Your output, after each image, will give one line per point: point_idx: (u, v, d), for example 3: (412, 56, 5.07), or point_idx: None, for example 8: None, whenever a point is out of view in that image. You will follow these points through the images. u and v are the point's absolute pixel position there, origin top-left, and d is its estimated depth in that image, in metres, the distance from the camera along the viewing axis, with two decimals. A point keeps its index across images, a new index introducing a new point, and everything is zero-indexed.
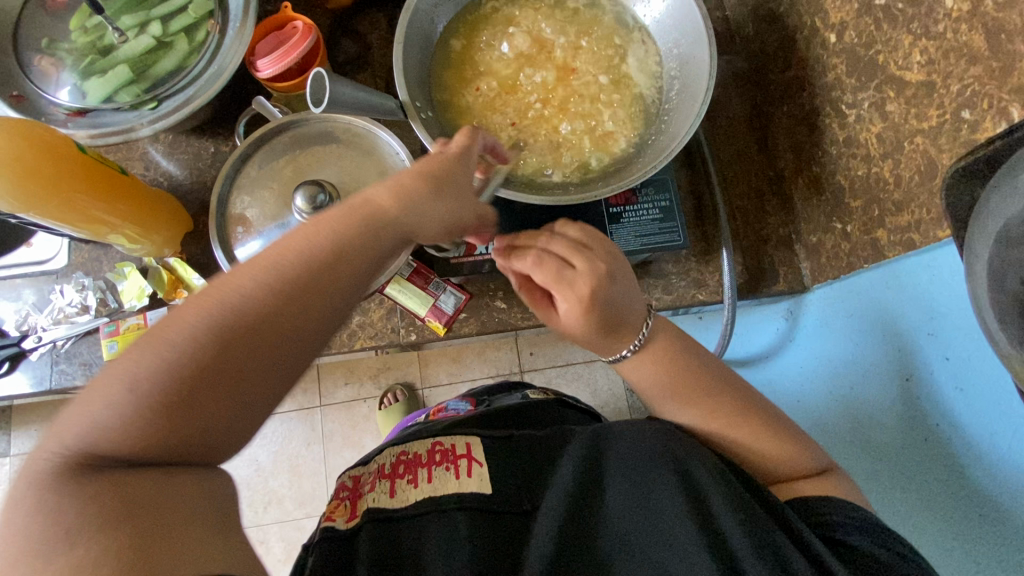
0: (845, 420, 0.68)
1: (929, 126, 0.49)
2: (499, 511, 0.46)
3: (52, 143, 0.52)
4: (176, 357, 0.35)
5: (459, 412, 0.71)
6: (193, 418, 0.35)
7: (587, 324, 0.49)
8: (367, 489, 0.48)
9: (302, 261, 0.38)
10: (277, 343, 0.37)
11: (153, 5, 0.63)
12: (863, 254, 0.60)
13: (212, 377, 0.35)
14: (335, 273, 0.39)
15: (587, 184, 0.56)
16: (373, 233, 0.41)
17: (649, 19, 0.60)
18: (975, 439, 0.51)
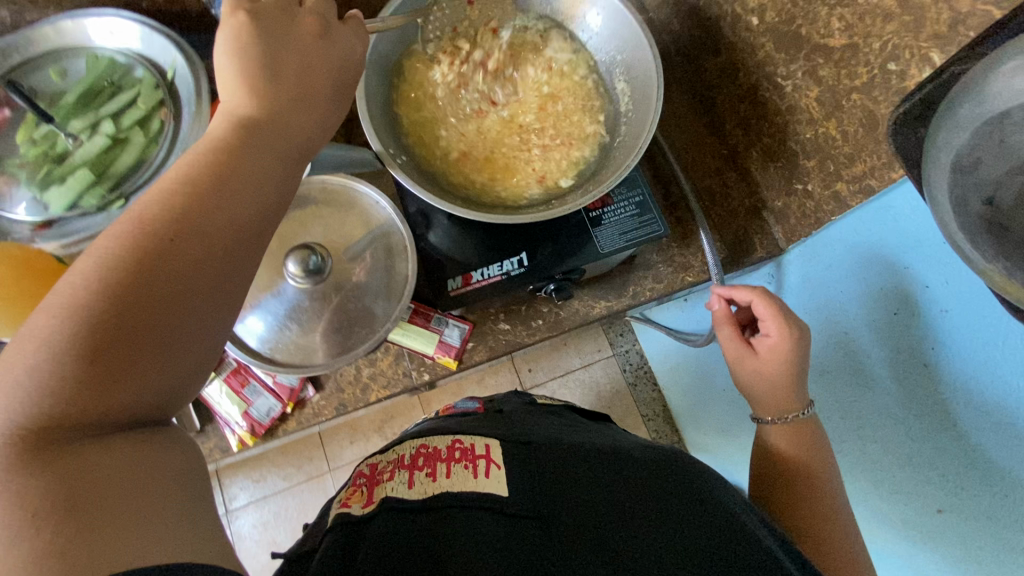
0: (852, 354, 0.71)
1: (862, 83, 0.54)
2: (518, 512, 0.42)
3: (28, 259, 0.50)
4: (92, 285, 0.32)
5: (468, 407, 0.73)
6: (128, 340, 0.32)
7: (776, 379, 0.63)
8: (385, 477, 0.47)
9: (207, 168, 0.36)
10: (202, 272, 0.34)
11: (101, 105, 0.63)
12: (829, 208, 0.63)
13: (150, 280, 0.32)
14: (247, 185, 0.37)
15: (584, 179, 0.60)
16: (265, 143, 0.39)
17: (588, 36, 0.64)
18: (970, 354, 0.55)
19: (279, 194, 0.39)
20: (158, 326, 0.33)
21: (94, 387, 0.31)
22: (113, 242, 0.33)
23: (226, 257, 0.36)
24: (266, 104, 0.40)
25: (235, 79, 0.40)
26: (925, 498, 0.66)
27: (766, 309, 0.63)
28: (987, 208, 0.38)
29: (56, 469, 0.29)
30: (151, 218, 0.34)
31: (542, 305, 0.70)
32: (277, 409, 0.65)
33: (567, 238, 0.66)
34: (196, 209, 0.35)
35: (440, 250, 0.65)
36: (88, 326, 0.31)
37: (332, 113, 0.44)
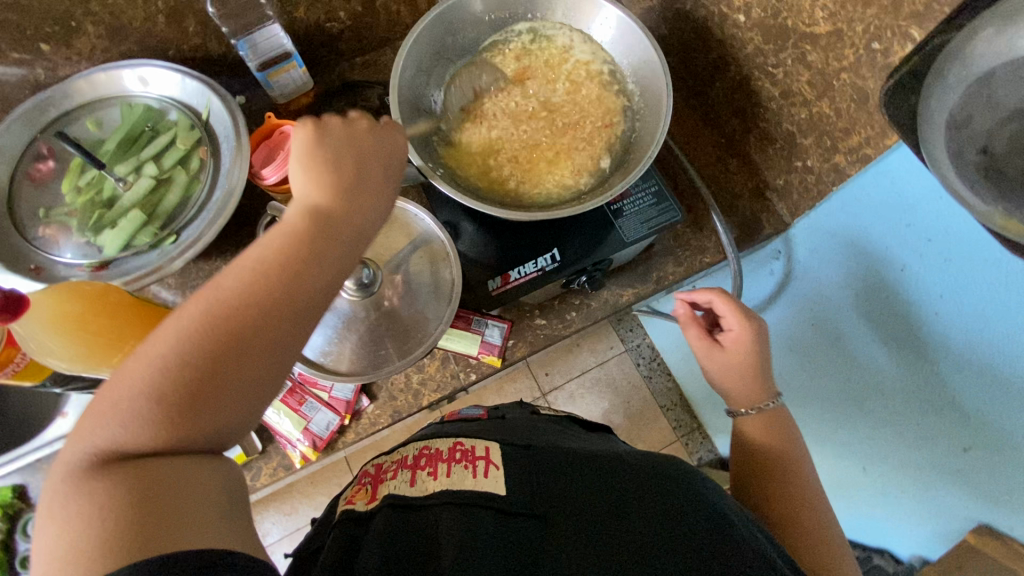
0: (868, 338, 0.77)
1: (849, 63, 0.60)
2: (514, 510, 0.45)
3: (103, 295, 0.52)
4: (184, 342, 0.36)
5: (473, 415, 0.76)
6: (201, 391, 0.36)
7: (739, 367, 0.68)
8: (390, 477, 0.51)
9: (281, 240, 0.41)
10: (272, 332, 0.38)
11: (141, 149, 0.67)
12: (830, 179, 0.69)
13: (228, 340, 0.37)
14: (316, 254, 0.41)
15: (617, 170, 0.65)
16: (339, 220, 0.43)
17: (600, 42, 0.68)
18: (978, 293, 0.60)
19: (341, 250, 0.43)
20: (230, 376, 0.37)
21: (175, 425, 0.35)
22: (202, 306, 0.37)
23: (287, 316, 0.39)
24: (332, 184, 0.44)
25: (300, 174, 0.45)
26: (950, 439, 0.70)
27: (727, 307, 0.69)
28: (982, 156, 0.43)
29: (125, 489, 0.32)
30: (232, 280, 0.38)
31: (574, 298, 0.75)
32: (336, 423, 0.67)
33: (593, 232, 0.70)
34: (274, 276, 0.39)
35: (474, 255, 0.70)
36: (176, 374, 0.35)
37: (380, 171, 0.48)
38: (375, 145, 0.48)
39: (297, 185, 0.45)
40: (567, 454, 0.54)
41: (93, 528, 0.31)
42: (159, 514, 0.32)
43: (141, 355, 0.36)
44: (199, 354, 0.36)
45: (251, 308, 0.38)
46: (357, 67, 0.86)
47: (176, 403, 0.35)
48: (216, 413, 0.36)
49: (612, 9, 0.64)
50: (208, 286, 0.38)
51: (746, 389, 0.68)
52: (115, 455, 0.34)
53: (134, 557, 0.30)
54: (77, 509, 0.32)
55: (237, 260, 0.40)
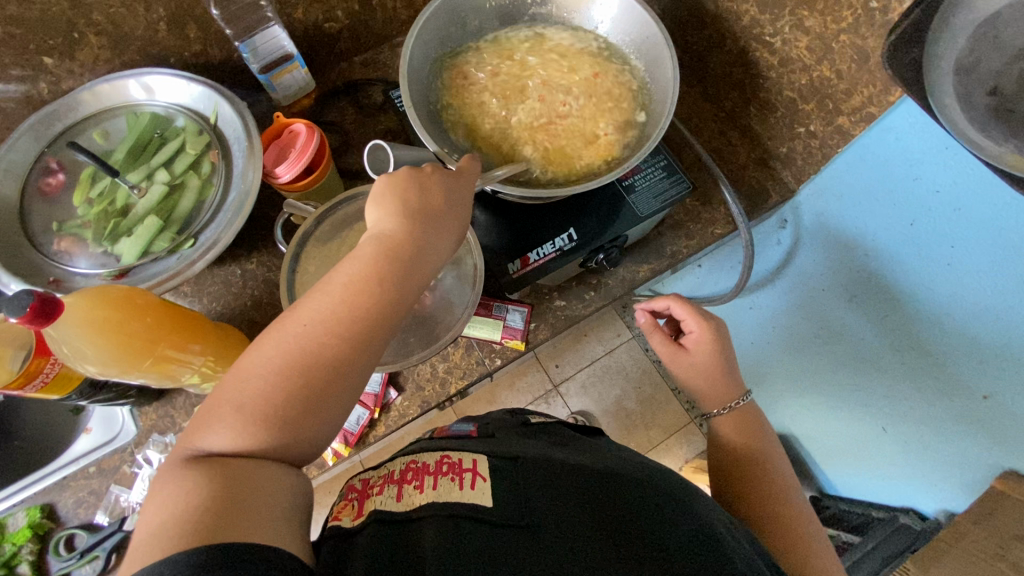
0: (875, 318, 0.81)
1: (848, 24, 0.61)
2: (500, 524, 0.45)
3: (131, 299, 0.51)
4: (285, 356, 0.41)
5: (464, 430, 0.74)
6: (298, 405, 0.40)
7: (703, 366, 0.73)
8: (374, 492, 0.50)
9: (360, 265, 0.44)
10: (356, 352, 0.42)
11: (151, 157, 0.66)
12: (834, 141, 0.70)
13: (320, 359, 0.41)
14: (394, 280, 0.45)
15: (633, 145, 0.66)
16: (408, 251, 0.46)
17: (602, 24, 0.70)
18: (985, 242, 0.61)
19: (406, 275, 0.45)
20: (312, 397, 0.41)
21: (266, 437, 0.39)
22: (300, 322, 0.42)
23: (368, 340, 0.43)
24: (401, 214, 0.47)
25: (375, 209, 0.47)
26: (963, 390, 0.72)
27: (684, 310, 0.74)
28: (992, 98, 0.45)
29: (211, 482, 0.36)
30: (321, 301, 0.43)
31: (591, 278, 0.75)
32: (366, 417, 0.67)
33: (606, 209, 0.71)
34: (361, 300, 0.43)
35: (495, 238, 0.70)
36: (269, 391, 0.40)
37: (439, 194, 0.49)
38: (442, 179, 0.50)
39: (368, 218, 0.48)
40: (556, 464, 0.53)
41: (180, 515, 0.34)
42: (234, 507, 0.35)
43: (238, 369, 0.41)
44: (298, 369, 0.41)
45: (342, 330, 0.42)
46: (357, 66, 0.86)
47: (267, 417, 0.39)
48: (305, 423, 0.40)
49: None
50: (294, 311, 0.42)
51: (714, 389, 0.73)
52: (212, 456, 0.38)
53: (204, 540, 0.33)
54: (164, 492, 0.36)
55: (318, 287, 0.43)
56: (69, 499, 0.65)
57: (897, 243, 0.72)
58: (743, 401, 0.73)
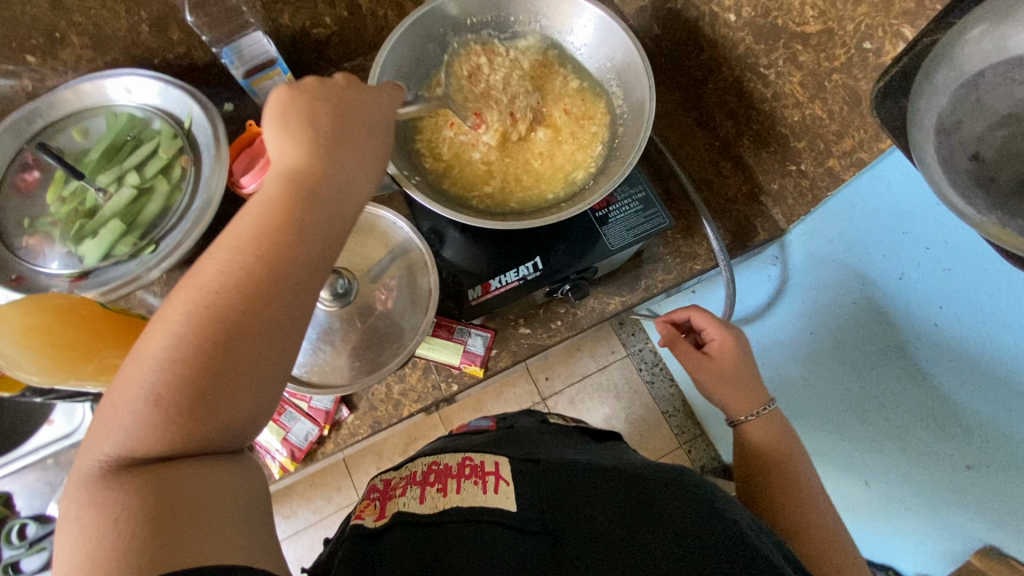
0: (869, 357, 0.75)
1: (841, 63, 0.57)
2: (524, 529, 0.44)
3: (71, 307, 0.53)
4: (189, 328, 0.36)
5: (482, 426, 0.77)
6: (221, 377, 0.36)
7: (733, 373, 0.69)
8: (397, 493, 0.50)
9: (262, 210, 0.39)
10: (277, 304, 0.38)
11: (124, 159, 0.67)
12: (824, 184, 0.66)
13: (232, 322, 0.37)
14: (312, 222, 0.40)
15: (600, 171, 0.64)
16: (323, 188, 0.41)
17: (578, 45, 0.68)
18: (977, 306, 0.57)
19: (328, 213, 0.41)
20: (228, 370, 0.36)
21: (188, 426, 0.35)
22: (197, 290, 0.37)
23: (290, 290, 0.39)
24: (310, 146, 0.42)
25: (276, 127, 0.43)
26: (948, 458, 0.68)
27: (705, 317, 0.72)
28: (974, 164, 0.40)
29: (144, 491, 0.34)
30: (221, 262, 0.38)
31: (559, 307, 0.73)
32: (315, 433, 0.67)
33: (577, 239, 0.69)
34: (269, 248, 0.38)
35: (460, 261, 0.68)
36: (175, 372, 0.35)
37: (361, 130, 0.45)
38: (362, 111, 0.47)
39: (271, 152, 0.43)
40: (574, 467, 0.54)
41: (113, 541, 0.32)
42: (179, 514, 0.33)
43: (136, 355, 0.36)
44: (208, 340, 0.36)
45: (250, 287, 0.37)
46: (345, 73, 0.85)
47: (181, 401, 0.35)
48: (235, 394, 0.37)
49: (594, 13, 0.63)
50: (195, 274, 0.38)
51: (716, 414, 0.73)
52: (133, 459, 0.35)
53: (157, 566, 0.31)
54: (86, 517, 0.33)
55: (214, 248, 0.38)
56: (25, 489, 0.68)
57: (896, 282, 0.66)
58: (768, 409, 0.68)
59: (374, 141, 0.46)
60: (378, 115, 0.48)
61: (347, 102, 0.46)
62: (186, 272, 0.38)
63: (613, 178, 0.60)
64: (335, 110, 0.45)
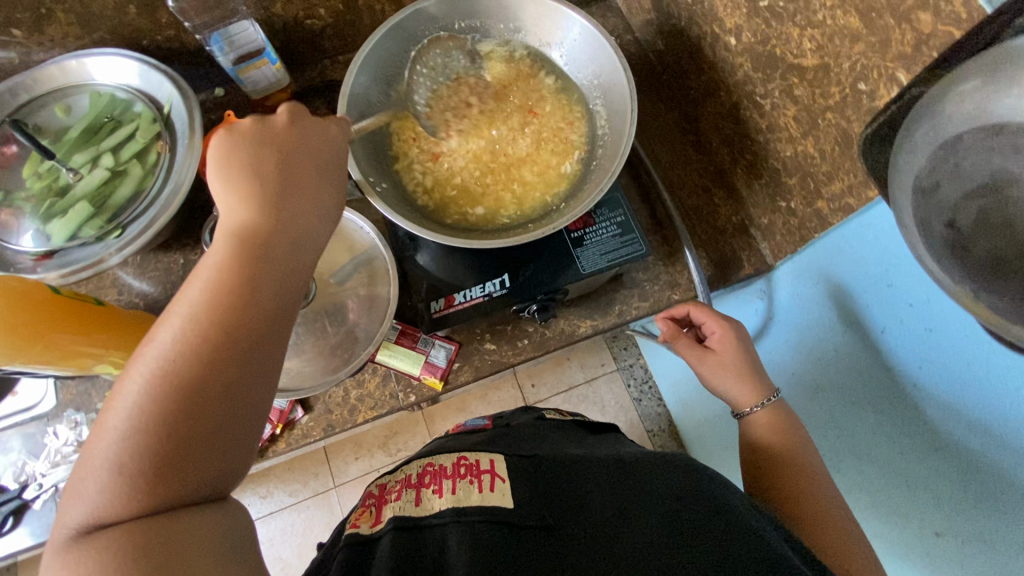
0: (845, 417, 0.72)
1: (835, 102, 0.54)
2: (520, 524, 0.43)
3: (27, 293, 0.54)
4: (148, 390, 0.35)
5: (478, 424, 0.73)
6: (191, 429, 0.35)
7: (736, 362, 0.64)
8: (393, 497, 0.47)
9: (214, 265, 0.39)
10: (242, 351, 0.38)
11: (102, 139, 0.67)
12: (812, 225, 0.63)
13: (193, 377, 0.36)
14: (269, 269, 0.40)
15: (575, 192, 0.62)
16: (273, 234, 0.41)
17: (565, 60, 0.66)
18: (954, 370, 0.54)
19: (283, 257, 0.41)
20: (196, 427, 0.35)
21: (159, 485, 0.34)
22: (155, 351, 0.36)
23: (254, 335, 0.38)
24: (253, 195, 0.42)
25: (220, 178, 0.43)
26: (914, 524, 0.65)
27: (703, 311, 0.67)
28: (949, 232, 0.37)
29: (125, 549, 0.31)
30: (174, 323, 0.37)
31: (527, 325, 0.71)
32: (267, 431, 0.66)
33: (550, 259, 0.67)
34: (227, 300, 0.38)
35: (428, 270, 0.67)
36: (138, 439, 0.34)
37: (312, 171, 0.46)
38: (309, 150, 0.47)
39: (219, 207, 0.43)
40: (571, 466, 0.52)
41: None
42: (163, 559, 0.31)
43: (97, 427, 0.35)
44: (172, 396, 0.35)
45: (210, 338, 0.37)
46: (339, 66, 0.84)
47: (147, 466, 0.34)
48: (206, 443, 0.35)
49: (583, 27, 0.61)
50: (150, 340, 0.37)
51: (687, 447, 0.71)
52: (106, 528, 0.32)
53: None
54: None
55: (168, 314, 0.38)
56: None
57: (875, 341, 0.63)
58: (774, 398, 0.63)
59: (326, 183, 0.46)
60: (329, 156, 0.48)
61: (300, 147, 0.46)
62: (141, 342, 0.38)
63: (587, 199, 0.58)
64: (288, 155, 0.45)
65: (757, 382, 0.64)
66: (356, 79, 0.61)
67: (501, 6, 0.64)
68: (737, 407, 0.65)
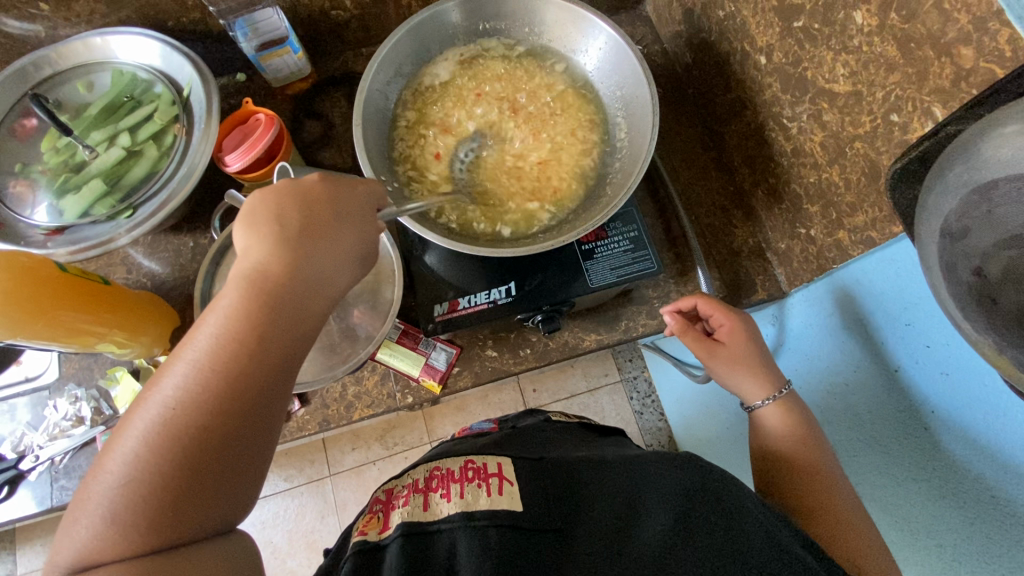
0: (850, 466, 0.69)
1: (865, 131, 0.52)
2: (533, 529, 0.42)
3: (34, 269, 0.54)
4: (150, 436, 0.35)
5: (484, 428, 0.72)
6: (190, 481, 0.35)
7: (746, 353, 0.63)
8: (401, 503, 0.45)
9: (226, 313, 0.38)
10: (246, 406, 0.37)
11: (120, 118, 0.67)
12: (831, 255, 0.62)
13: (197, 431, 0.35)
14: (280, 322, 0.39)
15: (587, 206, 0.61)
16: (288, 284, 0.40)
17: (589, 68, 0.65)
18: (970, 416, 0.52)
19: (296, 306, 0.40)
20: (199, 476, 0.35)
21: (151, 536, 0.33)
22: (160, 397, 0.36)
23: (260, 390, 0.38)
24: (271, 240, 0.41)
25: (242, 218, 0.42)
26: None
27: (708, 302, 0.64)
28: (976, 279, 0.35)
29: None
30: (181, 371, 0.36)
31: (531, 334, 0.70)
32: None
33: (559, 269, 0.65)
34: (237, 353, 0.37)
35: (435, 272, 0.66)
36: (138, 485, 0.34)
37: (338, 216, 0.44)
38: (335, 188, 0.45)
39: (240, 246, 0.41)
40: (582, 472, 0.51)
41: None
42: None
43: (98, 466, 0.35)
44: (175, 447, 0.35)
45: (216, 394, 0.36)
46: (360, 59, 0.84)
47: (146, 512, 0.33)
48: (205, 496, 0.35)
49: (608, 36, 0.60)
50: (156, 385, 0.36)
51: None
52: (100, 567, 0.32)
53: None
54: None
55: (177, 359, 0.37)
56: None
57: (888, 381, 0.61)
58: (784, 390, 0.62)
59: (352, 228, 0.44)
60: (354, 199, 0.46)
61: (329, 189, 0.45)
62: (147, 382, 0.37)
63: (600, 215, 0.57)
64: (314, 198, 0.43)
65: (766, 377, 0.62)
66: (374, 77, 0.60)
67: (528, 9, 0.63)
68: (748, 402, 0.63)
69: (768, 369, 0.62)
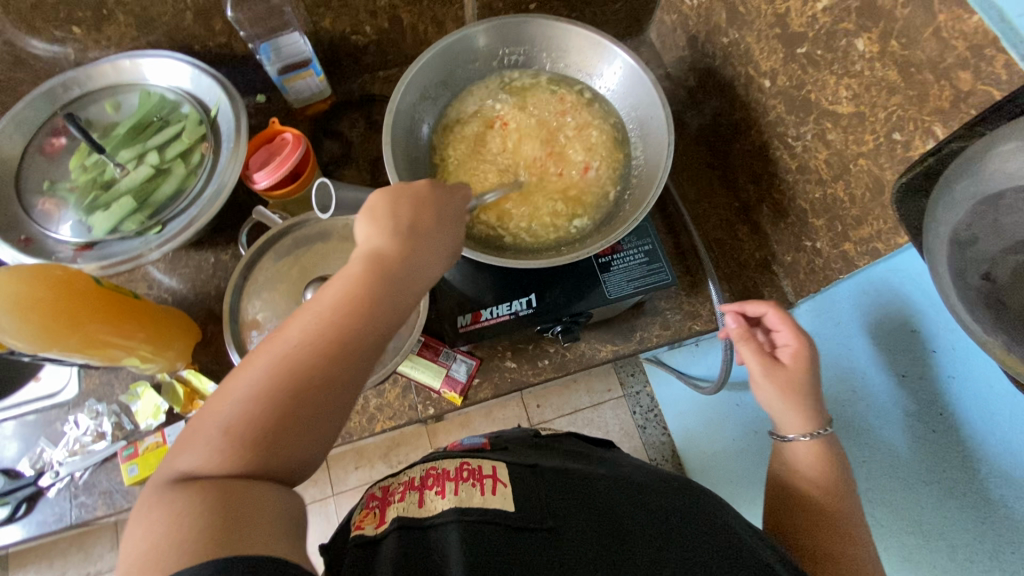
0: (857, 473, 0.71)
1: (868, 149, 0.55)
2: (522, 527, 0.43)
3: (69, 280, 0.55)
4: (273, 372, 0.37)
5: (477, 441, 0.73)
6: (296, 420, 0.36)
7: (800, 381, 0.60)
8: (397, 498, 0.47)
9: (351, 281, 0.41)
10: (354, 364, 0.39)
11: (148, 137, 0.69)
12: (837, 266, 0.64)
13: (314, 376, 0.37)
14: (391, 298, 0.41)
15: (607, 221, 0.64)
16: (402, 270, 0.43)
17: (605, 89, 0.69)
18: (974, 416, 0.55)
19: (402, 289, 0.42)
20: (299, 417, 0.36)
21: (256, 457, 0.35)
22: (288, 341, 0.38)
23: (363, 352, 0.39)
24: (391, 230, 0.44)
25: (366, 207, 0.46)
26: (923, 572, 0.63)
27: (778, 317, 0.62)
28: (985, 283, 0.38)
29: (207, 498, 0.33)
30: (307, 320, 0.39)
31: (548, 346, 0.72)
32: None
33: (577, 280, 0.68)
34: (356, 315, 0.39)
35: (456, 285, 0.68)
36: (257, 411, 0.36)
37: (441, 211, 0.48)
38: (432, 196, 0.48)
39: (362, 232, 0.45)
40: (574, 478, 0.52)
41: (175, 541, 0.31)
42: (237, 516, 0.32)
43: (223, 390, 0.37)
44: (292, 387, 0.37)
45: (333, 345, 0.38)
46: (377, 81, 0.87)
47: (257, 437, 0.35)
48: (303, 437, 0.37)
49: (627, 62, 0.63)
50: (283, 329, 0.39)
51: None
52: (202, 481, 0.34)
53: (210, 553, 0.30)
54: (154, 519, 0.32)
55: (303, 310, 0.39)
56: None
57: (899, 384, 0.64)
58: (824, 431, 0.59)
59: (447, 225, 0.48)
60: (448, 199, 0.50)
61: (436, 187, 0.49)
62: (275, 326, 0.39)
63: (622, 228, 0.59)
64: (425, 196, 0.47)
65: (809, 414, 0.59)
66: (404, 96, 0.63)
67: (551, 36, 0.67)
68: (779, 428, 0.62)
69: (815, 405, 0.60)
